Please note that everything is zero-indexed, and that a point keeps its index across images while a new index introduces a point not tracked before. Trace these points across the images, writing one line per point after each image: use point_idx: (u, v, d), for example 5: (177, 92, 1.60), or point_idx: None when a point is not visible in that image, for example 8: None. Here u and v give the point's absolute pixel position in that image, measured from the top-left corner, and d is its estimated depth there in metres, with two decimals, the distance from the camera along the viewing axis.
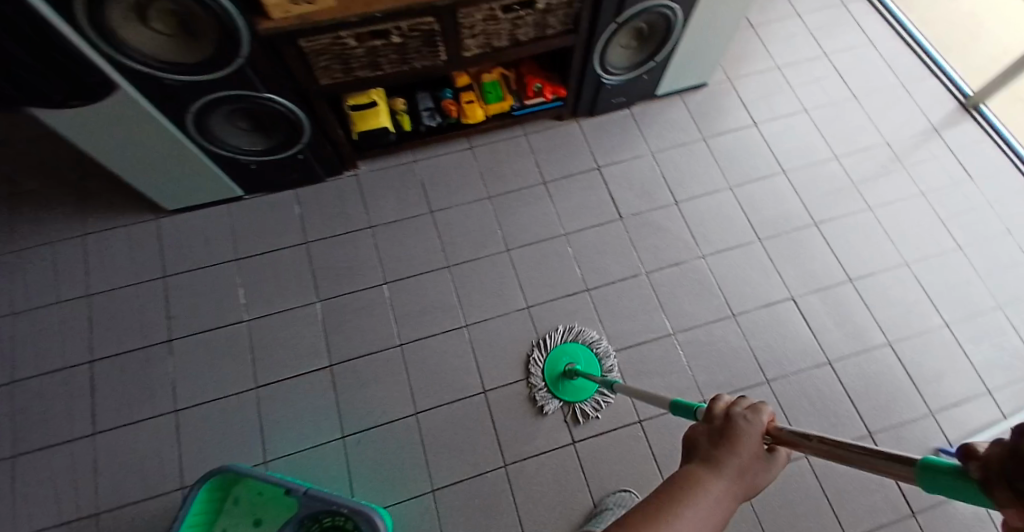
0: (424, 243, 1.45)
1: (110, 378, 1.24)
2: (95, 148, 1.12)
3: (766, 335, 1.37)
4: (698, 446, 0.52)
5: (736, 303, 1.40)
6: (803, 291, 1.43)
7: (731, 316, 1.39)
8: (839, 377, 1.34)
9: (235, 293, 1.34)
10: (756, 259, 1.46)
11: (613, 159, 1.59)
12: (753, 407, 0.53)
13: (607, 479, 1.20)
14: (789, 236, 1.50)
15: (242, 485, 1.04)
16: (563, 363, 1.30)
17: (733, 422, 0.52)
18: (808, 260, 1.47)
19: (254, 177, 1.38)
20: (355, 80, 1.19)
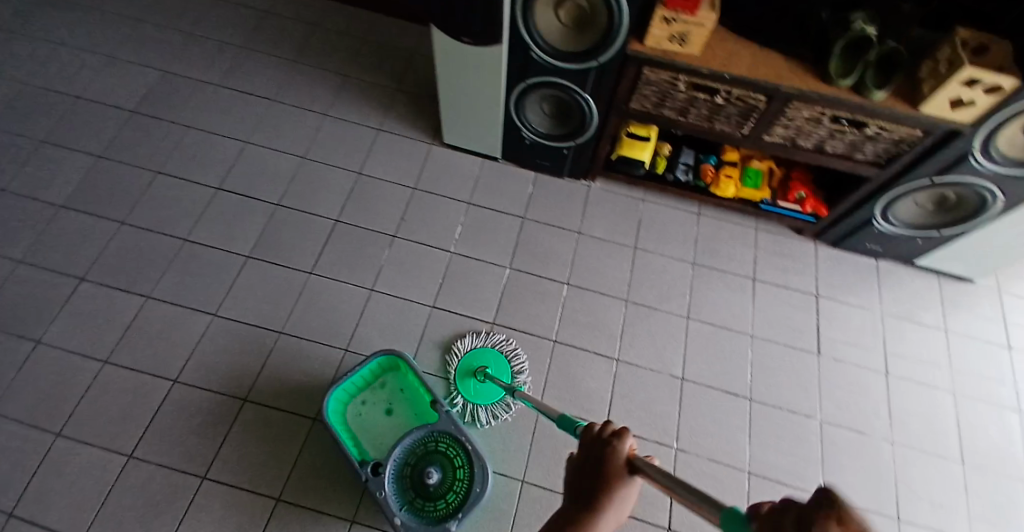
0: (620, 271, 1.50)
1: (338, 240, 1.47)
2: (443, 76, 1.36)
3: None
4: (583, 475, 0.59)
5: (907, 508, 1.24)
6: None
7: (894, 517, 1.23)
8: None
9: (454, 227, 1.53)
10: (949, 478, 1.28)
11: (839, 297, 1.51)
12: (618, 434, 0.59)
13: None
14: (1001, 479, 1.28)
15: (393, 377, 1.27)
16: (474, 366, 1.32)
17: (610, 454, 0.57)
18: (1010, 515, 1.25)
19: (516, 148, 1.56)
20: (658, 116, 1.31)
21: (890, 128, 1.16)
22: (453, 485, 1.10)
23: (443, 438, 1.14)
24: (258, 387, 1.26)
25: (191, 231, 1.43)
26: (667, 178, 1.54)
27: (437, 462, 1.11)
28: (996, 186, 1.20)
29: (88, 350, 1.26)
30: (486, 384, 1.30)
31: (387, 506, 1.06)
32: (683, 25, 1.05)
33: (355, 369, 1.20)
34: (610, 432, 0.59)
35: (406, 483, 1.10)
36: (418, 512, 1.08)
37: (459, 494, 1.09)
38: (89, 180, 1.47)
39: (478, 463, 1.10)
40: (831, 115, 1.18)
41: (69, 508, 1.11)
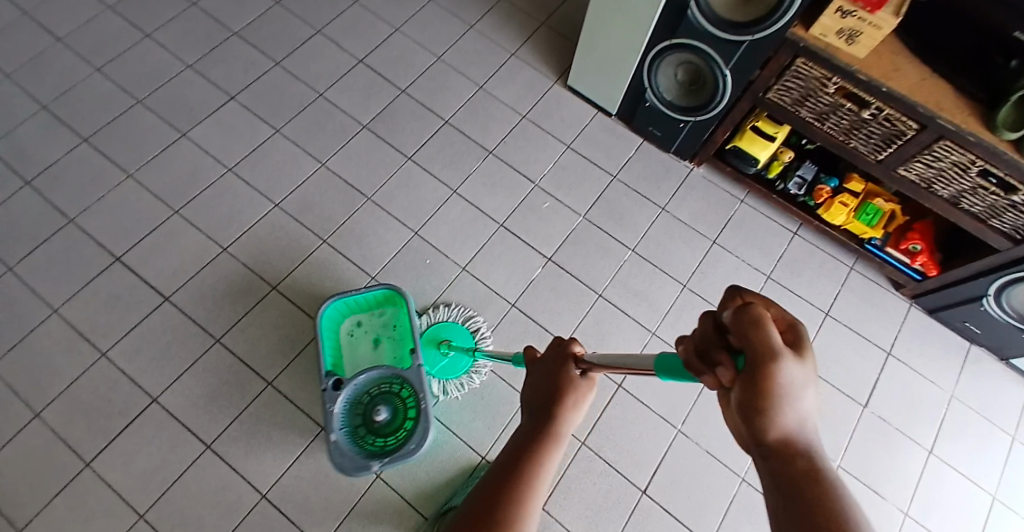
0: (689, 257, 1.50)
1: (443, 138, 1.58)
2: (593, 16, 1.40)
3: None
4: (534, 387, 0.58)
5: None
6: None
7: None
8: None
9: (547, 163, 1.59)
10: None
11: (913, 365, 1.41)
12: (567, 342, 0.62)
13: None
14: None
15: (392, 310, 1.24)
16: (439, 337, 1.32)
17: (564, 358, 0.59)
18: None
19: (635, 109, 1.57)
20: (792, 113, 1.27)
21: None
22: (396, 431, 1.09)
23: (406, 387, 1.13)
24: (337, 236, 1.42)
25: (327, 88, 1.60)
26: (777, 186, 1.49)
27: (392, 405, 1.11)
28: None
29: (218, 156, 1.47)
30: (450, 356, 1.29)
31: (329, 420, 1.09)
32: (858, 22, 1.01)
33: (361, 293, 1.19)
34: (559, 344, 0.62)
35: (358, 408, 1.12)
36: (355, 440, 1.09)
37: (395, 442, 1.08)
38: (262, 20, 1.67)
39: (422, 425, 1.07)
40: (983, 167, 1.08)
41: (166, 269, 1.31)
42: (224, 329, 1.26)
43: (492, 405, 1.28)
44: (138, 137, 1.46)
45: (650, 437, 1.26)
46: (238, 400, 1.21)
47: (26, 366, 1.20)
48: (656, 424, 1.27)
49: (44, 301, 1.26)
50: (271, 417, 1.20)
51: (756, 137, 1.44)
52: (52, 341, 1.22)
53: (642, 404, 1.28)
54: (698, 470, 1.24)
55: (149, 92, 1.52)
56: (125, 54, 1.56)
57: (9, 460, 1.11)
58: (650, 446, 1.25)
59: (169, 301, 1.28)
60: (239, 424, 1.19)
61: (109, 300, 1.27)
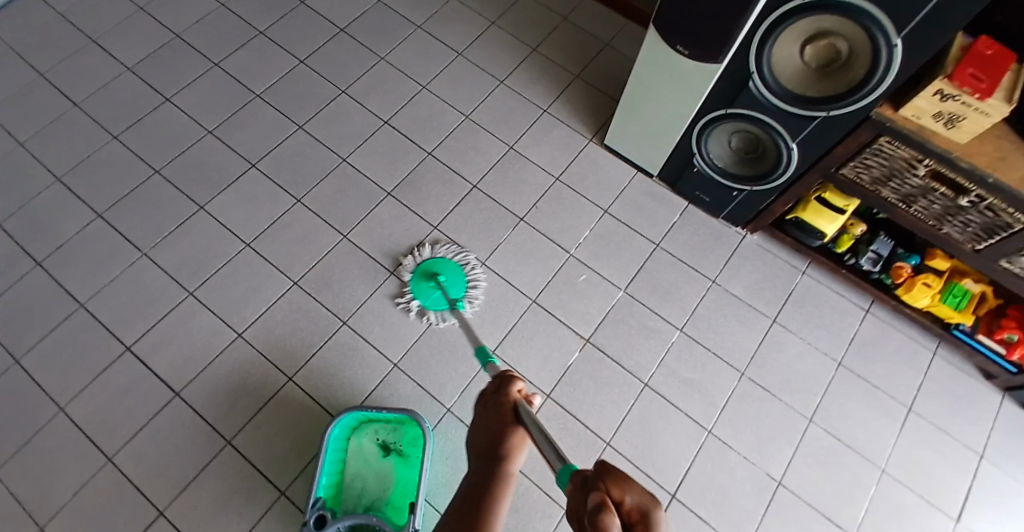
0: (745, 339, 1.34)
1: (471, 205, 1.47)
2: (637, 80, 1.27)
3: None
4: (477, 428, 0.62)
5: None
6: None
7: None
8: None
9: (583, 230, 1.46)
10: None
11: (1010, 471, 1.23)
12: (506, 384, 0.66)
13: None
14: None
15: (404, 434, 1.11)
16: (432, 270, 1.36)
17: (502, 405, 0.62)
18: None
19: (681, 172, 1.43)
20: (870, 193, 1.12)
21: None
22: None
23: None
24: (358, 317, 1.31)
25: (351, 152, 1.51)
26: (846, 261, 1.33)
27: None
28: None
29: (236, 229, 1.38)
30: (437, 290, 1.34)
31: None
32: (963, 106, 0.86)
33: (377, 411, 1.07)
34: (499, 385, 0.66)
35: None
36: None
37: None
38: (284, 79, 1.60)
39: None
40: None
41: (179, 359, 1.23)
42: (235, 429, 1.17)
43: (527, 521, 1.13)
44: (154, 210, 1.38)
45: None
46: (252, 513, 1.10)
47: (30, 471, 1.11)
48: None
49: (51, 397, 1.18)
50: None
51: (824, 208, 1.27)
52: (58, 444, 1.14)
53: (702, 519, 1.16)
54: None
55: (167, 161, 1.45)
56: (143, 120, 1.50)
57: None
58: None
59: (180, 396, 1.20)
60: None
61: (118, 396, 1.19)
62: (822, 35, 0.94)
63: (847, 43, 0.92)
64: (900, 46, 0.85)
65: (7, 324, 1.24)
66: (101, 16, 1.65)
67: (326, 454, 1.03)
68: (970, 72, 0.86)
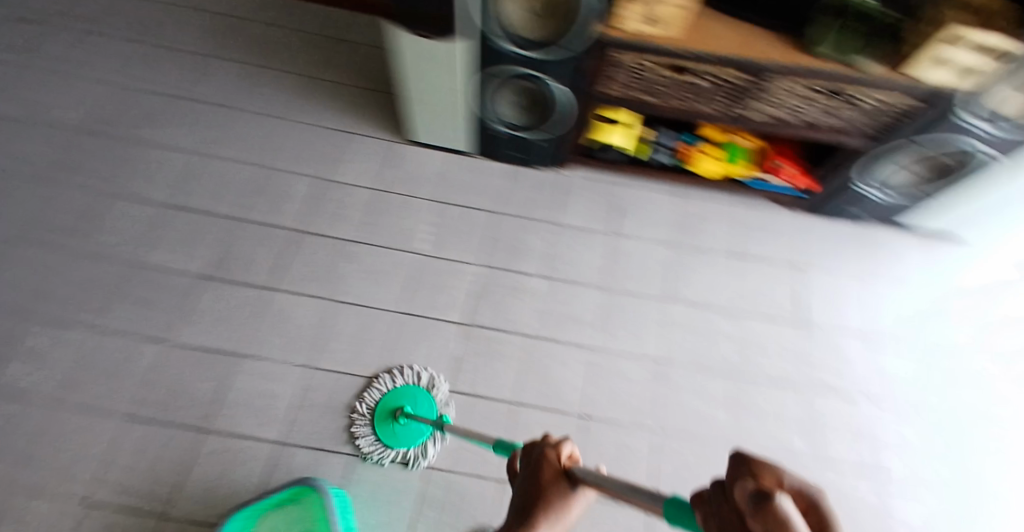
0: (598, 260, 1.46)
1: (298, 249, 1.39)
2: (403, 75, 1.28)
3: (911, 505, 1.24)
4: (531, 475, 0.71)
5: (890, 459, 1.28)
6: (976, 484, 1.27)
7: (882, 470, 1.27)
8: None
9: (419, 226, 1.46)
10: (935, 426, 1.33)
11: (820, 267, 1.50)
12: (558, 443, 0.73)
13: None
14: (985, 422, 1.34)
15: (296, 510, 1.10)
16: (393, 403, 1.23)
17: (550, 462, 0.70)
18: (999, 455, 1.31)
19: (484, 142, 1.49)
20: (629, 100, 1.25)
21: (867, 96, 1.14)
22: None
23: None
24: (224, 417, 1.19)
25: (140, 255, 1.35)
26: (645, 161, 1.47)
27: None
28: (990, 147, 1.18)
29: (49, 391, 1.20)
30: (407, 424, 1.21)
31: None
32: (661, 6, 0.99)
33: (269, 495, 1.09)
34: (548, 445, 0.73)
35: None
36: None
37: None
38: (33, 209, 1.38)
39: None
40: (815, 87, 1.14)
41: None
42: None
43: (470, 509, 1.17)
44: None
45: (639, 454, 1.25)
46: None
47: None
48: (635, 437, 1.26)
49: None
50: None
51: (604, 125, 1.41)
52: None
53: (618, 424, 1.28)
54: (693, 460, 1.26)
55: None
56: None
57: None
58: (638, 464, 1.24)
59: None
60: None
61: None
62: None
63: None
64: None
65: None
66: None
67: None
68: None
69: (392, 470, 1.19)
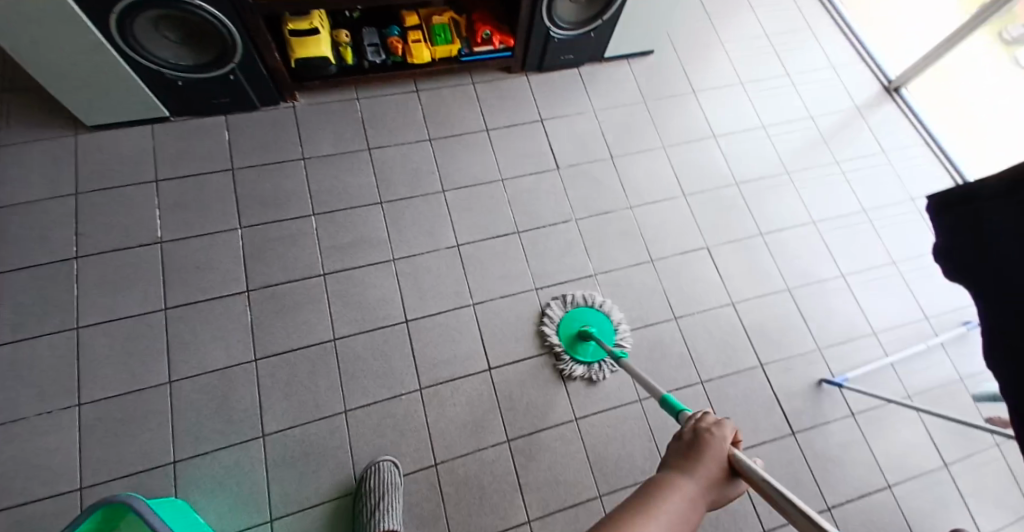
0: (361, 178, 1.44)
1: (10, 291, 1.20)
2: (17, 47, 1.08)
3: (677, 277, 1.53)
4: (675, 449, 0.64)
5: (653, 249, 1.54)
6: (716, 242, 1.59)
7: (648, 261, 1.53)
8: (739, 316, 1.51)
9: (151, 214, 1.31)
10: (679, 212, 1.61)
11: (559, 113, 1.64)
12: (718, 422, 0.65)
13: (519, 400, 1.30)
14: (712, 191, 1.65)
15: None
16: (580, 323, 1.40)
17: (715, 441, 0.62)
18: (726, 212, 1.64)
19: (179, 96, 1.33)
20: (295, 0, 1.19)
21: None
22: None
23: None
24: (0, 493, 1.05)
25: None
26: (364, 65, 1.43)
27: None
28: None
29: None
30: (589, 341, 1.37)
31: None
32: None
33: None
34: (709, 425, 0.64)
35: None
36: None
37: None
38: None
39: None
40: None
41: None
42: None
43: (319, 446, 1.19)
44: None
45: (459, 332, 1.35)
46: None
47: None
48: (454, 316, 1.36)
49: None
50: None
51: (299, 40, 1.31)
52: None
53: (432, 316, 1.35)
54: (507, 317, 1.38)
55: None
56: None
57: None
58: (465, 339, 1.34)
59: None
60: None
61: None
62: None
63: None
64: None
65: None
66: None
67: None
68: None
69: (224, 454, 1.15)
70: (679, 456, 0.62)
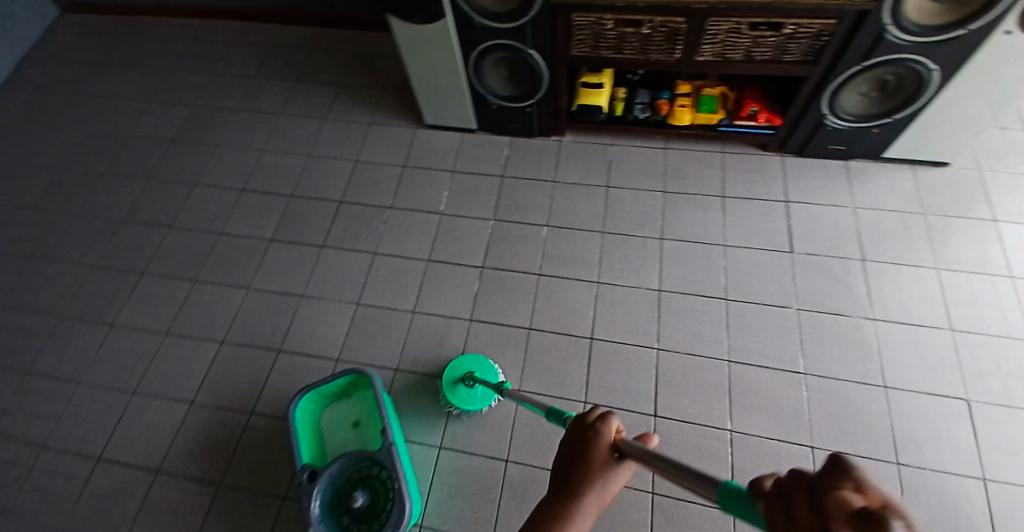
0: (593, 207, 1.66)
1: (345, 217, 1.73)
2: (409, 58, 1.56)
3: (916, 421, 1.28)
4: (564, 457, 0.64)
5: (891, 374, 1.34)
6: (982, 397, 1.29)
7: (881, 385, 1.32)
8: (997, 505, 1.17)
9: (441, 193, 1.75)
10: (938, 343, 1.37)
11: (809, 199, 1.60)
12: (603, 417, 0.64)
13: (675, 462, 1.25)
14: (988, 336, 1.37)
15: (361, 394, 1.30)
16: (461, 370, 1.38)
17: (597, 440, 0.62)
18: (1007, 369, 1.32)
19: (488, 114, 1.74)
20: (598, 58, 1.44)
21: (806, 24, 1.25)
22: (376, 518, 1.08)
23: (384, 465, 1.13)
24: (290, 340, 1.50)
25: (223, 225, 1.69)
26: (628, 119, 1.66)
27: (370, 487, 1.11)
28: (926, 57, 1.28)
29: (152, 327, 1.51)
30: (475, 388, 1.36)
31: (307, 517, 1.05)
32: None
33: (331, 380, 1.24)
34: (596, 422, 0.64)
35: (339, 497, 1.11)
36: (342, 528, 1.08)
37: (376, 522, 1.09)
38: (140, 197, 1.74)
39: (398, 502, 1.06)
40: (749, 22, 1.27)
41: (149, 446, 1.34)
42: (221, 471, 1.29)
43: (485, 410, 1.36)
44: (74, 349, 1.49)
45: (636, 369, 1.38)
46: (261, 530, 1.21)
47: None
48: (635, 352, 1.40)
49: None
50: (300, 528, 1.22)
51: (587, 90, 1.62)
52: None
53: (616, 344, 1.42)
54: (689, 374, 1.36)
55: (65, 306, 1.56)
56: (26, 288, 1.60)
57: None
58: (638, 376, 1.37)
59: (164, 474, 1.30)
60: None
61: (103, 502, 1.28)
62: None
63: None
64: None
65: None
66: None
67: (299, 429, 1.20)
68: None
69: (420, 382, 1.43)
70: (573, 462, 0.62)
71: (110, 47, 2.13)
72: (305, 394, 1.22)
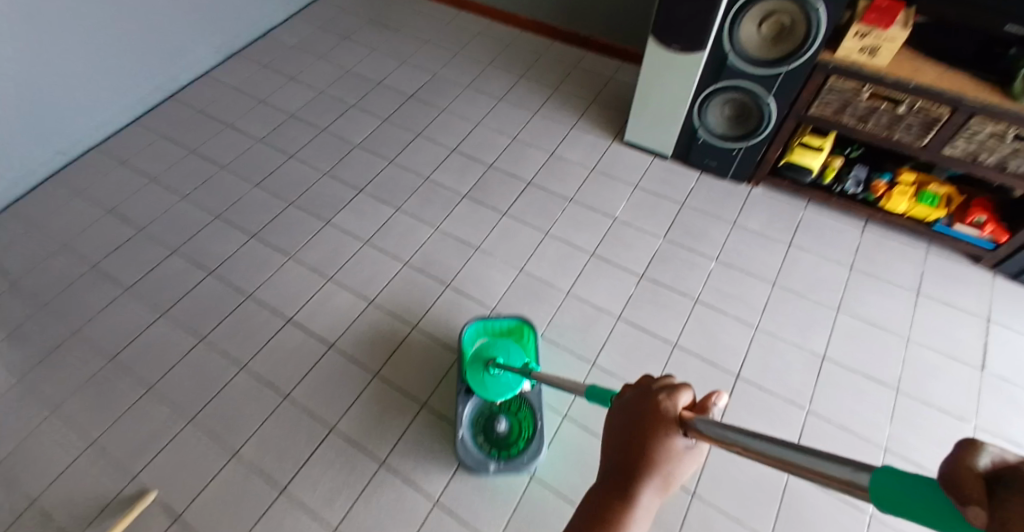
0: (769, 259, 1.65)
1: (530, 196, 1.82)
2: (645, 79, 1.70)
3: None
4: (628, 433, 0.68)
5: None
6: None
7: None
8: None
9: (620, 201, 1.80)
10: None
11: (1014, 325, 1.49)
12: (674, 396, 0.67)
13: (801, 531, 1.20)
14: None
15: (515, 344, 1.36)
16: (485, 356, 1.27)
17: (667, 420, 0.66)
18: None
19: (689, 149, 1.81)
20: (836, 122, 1.52)
21: None
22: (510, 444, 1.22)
23: (524, 407, 1.27)
24: (458, 281, 1.62)
25: (432, 173, 1.91)
26: (835, 189, 1.70)
27: (508, 417, 1.25)
28: None
29: (355, 234, 1.74)
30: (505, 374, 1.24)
31: (460, 419, 1.25)
32: (876, 38, 1.30)
33: (499, 320, 1.36)
34: (667, 394, 0.68)
35: (479, 417, 1.25)
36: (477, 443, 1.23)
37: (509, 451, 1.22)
38: (374, 133, 2.04)
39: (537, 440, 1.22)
40: (1018, 132, 1.29)
41: (325, 325, 1.52)
42: (377, 367, 1.44)
43: None
44: (294, 227, 1.75)
45: (779, 421, 1.35)
46: (395, 430, 1.33)
47: (225, 424, 1.34)
48: (782, 408, 1.37)
49: (235, 371, 1.43)
50: (428, 436, 1.32)
51: (806, 150, 1.67)
52: (246, 404, 1.37)
53: (764, 391, 1.40)
54: (837, 443, 1.31)
55: (297, 194, 1.85)
56: (273, 172, 1.91)
57: (210, 499, 1.24)
58: (779, 431, 1.33)
59: (330, 350, 1.47)
60: (402, 445, 1.31)
61: (282, 354, 1.46)
62: (769, 13, 1.40)
63: (788, 15, 1.37)
64: (823, 6, 1.30)
65: (188, 317, 1.54)
66: (230, 108, 2.14)
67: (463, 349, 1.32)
68: (875, 15, 1.30)
69: (558, 354, 1.47)
70: (639, 442, 0.67)
71: (381, 13, 2.56)
72: (474, 321, 1.35)
